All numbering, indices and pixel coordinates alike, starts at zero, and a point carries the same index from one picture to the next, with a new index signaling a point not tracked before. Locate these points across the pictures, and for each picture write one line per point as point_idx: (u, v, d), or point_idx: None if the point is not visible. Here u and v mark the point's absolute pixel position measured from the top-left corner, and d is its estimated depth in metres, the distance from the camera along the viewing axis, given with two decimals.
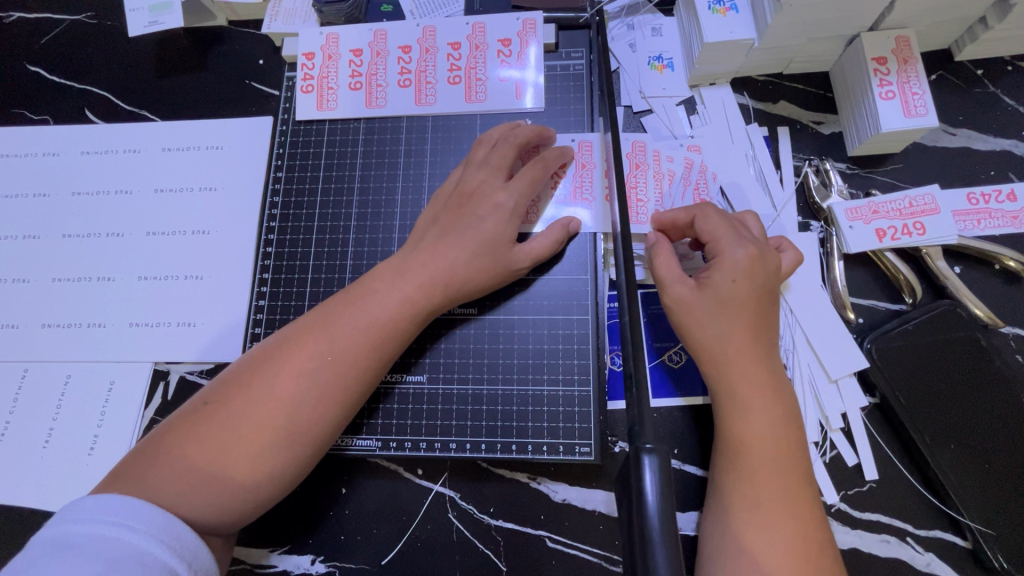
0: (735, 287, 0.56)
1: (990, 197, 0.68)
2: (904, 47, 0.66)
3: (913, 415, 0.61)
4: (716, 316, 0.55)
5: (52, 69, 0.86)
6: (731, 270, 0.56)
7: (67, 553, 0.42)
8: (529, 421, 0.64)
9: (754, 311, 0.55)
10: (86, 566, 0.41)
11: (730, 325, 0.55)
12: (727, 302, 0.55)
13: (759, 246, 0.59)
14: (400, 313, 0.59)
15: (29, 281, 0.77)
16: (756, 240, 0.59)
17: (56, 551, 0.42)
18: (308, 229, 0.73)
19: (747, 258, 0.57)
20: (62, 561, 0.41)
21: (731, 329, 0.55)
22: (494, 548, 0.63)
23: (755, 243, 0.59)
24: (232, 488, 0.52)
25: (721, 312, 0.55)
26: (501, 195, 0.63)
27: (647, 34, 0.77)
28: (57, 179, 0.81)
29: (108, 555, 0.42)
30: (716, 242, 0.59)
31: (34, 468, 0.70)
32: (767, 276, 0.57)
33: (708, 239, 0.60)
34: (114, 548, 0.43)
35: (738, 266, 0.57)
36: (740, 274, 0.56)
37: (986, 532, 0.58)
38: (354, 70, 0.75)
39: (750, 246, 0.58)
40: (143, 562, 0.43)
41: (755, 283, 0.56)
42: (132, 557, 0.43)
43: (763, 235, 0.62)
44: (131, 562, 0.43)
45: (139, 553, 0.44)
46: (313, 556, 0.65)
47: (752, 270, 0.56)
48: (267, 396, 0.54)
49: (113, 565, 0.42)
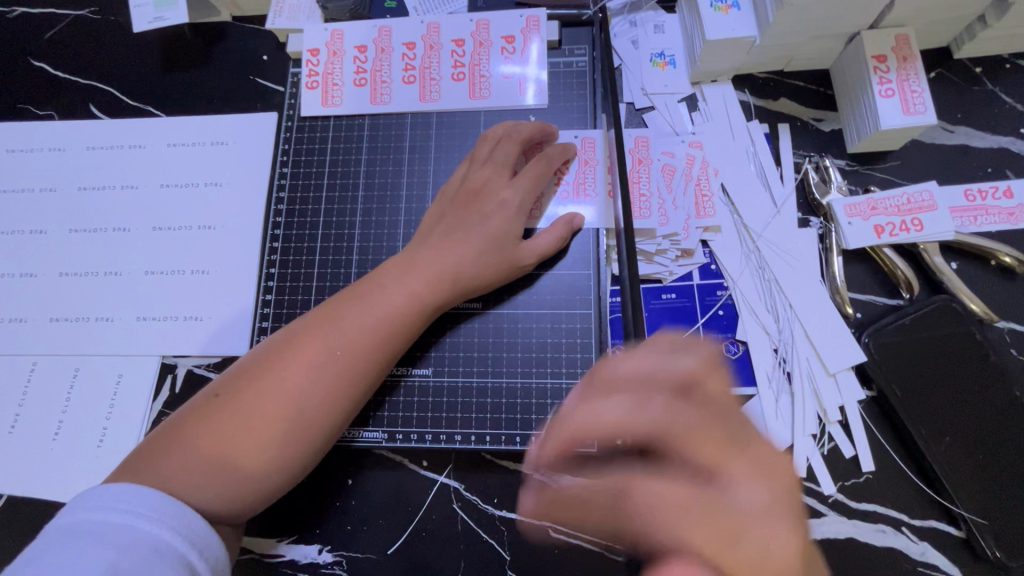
0: (726, 448, 0.38)
1: (987, 194, 0.69)
2: (904, 45, 0.67)
3: (909, 407, 0.62)
4: (739, 513, 0.36)
5: (57, 64, 0.86)
6: (705, 433, 0.38)
7: (80, 541, 0.43)
8: (533, 414, 0.65)
9: (720, 437, 0.38)
10: (100, 553, 0.42)
11: (761, 490, 0.37)
12: (728, 464, 0.37)
13: (716, 365, 0.42)
14: (407, 308, 0.60)
15: (37, 275, 0.78)
16: (717, 379, 0.42)
17: (73, 538, 0.43)
18: (314, 225, 0.74)
19: (710, 387, 0.41)
20: (77, 549, 0.43)
21: (757, 492, 0.37)
22: (498, 538, 0.65)
23: (707, 363, 0.42)
24: (244, 477, 0.53)
25: (736, 489, 0.37)
26: (507, 193, 0.64)
27: (649, 31, 0.78)
28: (63, 174, 0.81)
29: (121, 542, 0.43)
30: (676, 405, 0.39)
31: (44, 460, 0.71)
32: (723, 403, 0.40)
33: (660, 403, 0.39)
34: (126, 534, 0.44)
35: (708, 419, 0.39)
36: (721, 424, 0.39)
37: (978, 521, 0.59)
38: (358, 66, 0.75)
39: (710, 371, 0.42)
40: (155, 548, 0.44)
41: (734, 421, 0.40)
42: (144, 543, 0.44)
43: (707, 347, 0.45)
44: (144, 548, 0.44)
45: (151, 539, 0.45)
46: (320, 546, 0.66)
47: (715, 388, 0.41)
48: (276, 389, 0.55)
49: (126, 551, 0.43)
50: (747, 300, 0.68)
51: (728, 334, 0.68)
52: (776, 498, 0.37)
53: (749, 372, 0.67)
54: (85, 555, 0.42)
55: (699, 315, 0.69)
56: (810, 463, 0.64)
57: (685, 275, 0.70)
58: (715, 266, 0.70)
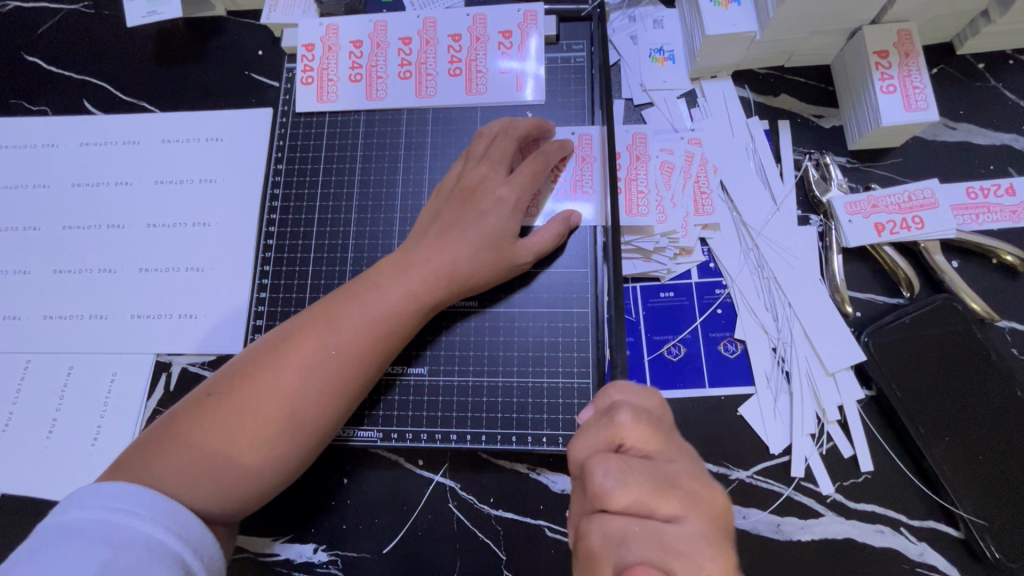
0: (659, 491, 0.38)
1: (989, 191, 0.68)
2: (906, 40, 0.66)
3: (908, 407, 0.61)
4: (675, 550, 0.36)
5: (50, 60, 0.85)
6: (644, 484, 0.39)
7: (72, 540, 0.42)
8: (529, 414, 0.64)
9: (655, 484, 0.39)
10: (92, 552, 0.42)
11: (690, 519, 0.38)
12: (661, 503, 0.38)
13: (644, 413, 0.42)
14: (403, 307, 0.59)
15: (30, 272, 0.77)
16: (639, 430, 0.41)
17: (64, 537, 0.43)
18: (308, 222, 0.73)
19: (642, 438, 0.41)
20: (68, 548, 0.42)
21: (687, 521, 0.38)
22: (494, 537, 0.64)
23: (638, 413, 0.42)
24: (238, 477, 0.53)
25: (670, 523, 0.38)
26: (503, 190, 0.63)
27: (648, 26, 0.77)
28: (56, 170, 0.81)
29: (114, 540, 0.43)
30: (620, 463, 0.39)
31: (38, 459, 0.71)
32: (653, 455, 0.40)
33: (605, 463, 0.39)
34: (119, 533, 0.44)
35: (646, 469, 0.39)
36: (657, 472, 0.39)
37: (979, 523, 0.58)
38: (354, 61, 0.75)
39: (640, 421, 0.41)
40: (149, 547, 0.44)
41: (664, 463, 0.40)
42: (138, 542, 0.44)
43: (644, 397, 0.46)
44: (137, 547, 0.43)
45: (145, 538, 0.44)
46: (315, 545, 0.66)
47: (647, 438, 0.41)
48: (271, 388, 0.54)
49: (120, 550, 0.42)
50: (746, 299, 0.68)
51: (727, 332, 0.67)
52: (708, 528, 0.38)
53: (747, 371, 0.66)
54: (76, 554, 0.42)
55: (697, 313, 0.68)
56: (808, 463, 0.63)
57: (684, 273, 0.70)
58: (714, 264, 0.70)
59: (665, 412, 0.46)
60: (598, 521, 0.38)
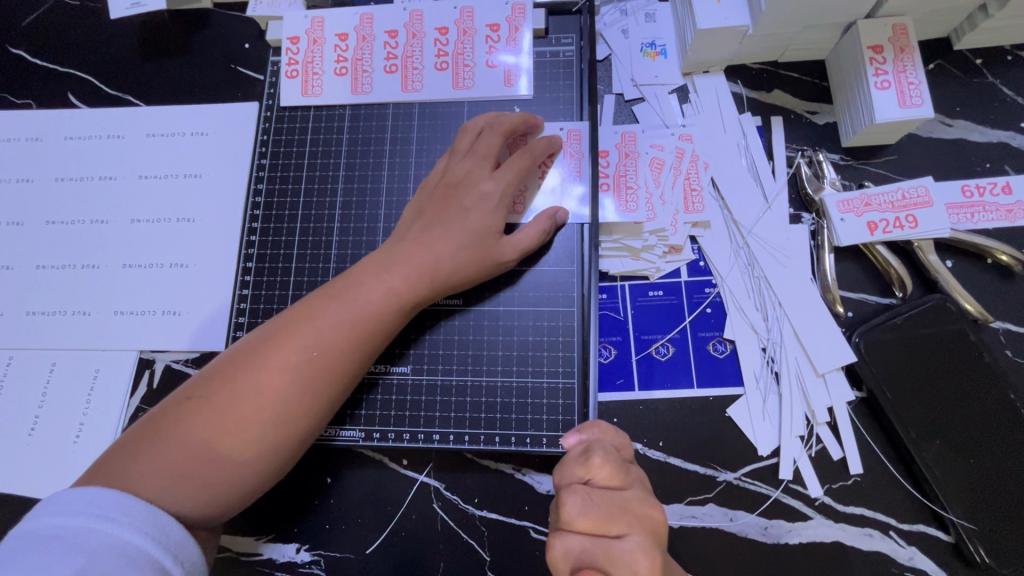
0: (612, 516, 0.43)
1: (984, 190, 0.67)
2: (901, 35, 0.65)
3: (899, 409, 0.61)
4: (618, 562, 0.42)
5: (34, 52, 0.84)
6: (603, 512, 0.43)
7: (46, 546, 0.42)
8: (514, 414, 0.63)
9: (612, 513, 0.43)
10: (66, 559, 0.41)
11: (633, 536, 0.43)
12: (612, 525, 0.43)
13: (612, 453, 0.47)
14: (386, 306, 0.58)
15: (13, 268, 0.77)
16: (605, 468, 0.46)
17: (35, 543, 0.42)
18: (292, 218, 0.72)
19: (607, 475, 0.45)
20: (41, 554, 0.41)
21: (632, 538, 0.43)
22: (478, 539, 0.64)
23: (607, 454, 0.47)
24: (221, 479, 0.52)
25: (617, 540, 0.43)
26: (488, 185, 0.62)
27: (640, 20, 0.76)
28: (40, 164, 0.80)
29: (88, 547, 0.42)
30: (584, 493, 0.44)
31: (20, 456, 0.70)
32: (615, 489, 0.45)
33: (573, 494, 0.44)
34: (94, 539, 0.43)
35: (606, 498, 0.44)
36: (615, 501, 0.44)
37: (969, 527, 0.58)
38: (340, 55, 0.73)
39: (607, 459, 0.46)
40: (125, 552, 0.43)
41: (624, 494, 0.45)
42: (115, 547, 0.43)
43: (615, 439, 0.51)
44: (113, 553, 0.42)
45: (121, 543, 0.43)
46: (298, 545, 0.65)
47: (612, 474, 0.46)
48: (252, 390, 0.53)
49: (95, 555, 0.42)
50: (736, 298, 0.67)
51: (716, 332, 0.66)
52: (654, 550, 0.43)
53: (736, 372, 0.65)
54: (49, 560, 0.41)
55: (687, 312, 0.67)
56: (797, 466, 0.62)
57: (673, 272, 0.68)
58: (703, 263, 0.68)
59: (630, 452, 0.52)
60: (560, 537, 0.43)
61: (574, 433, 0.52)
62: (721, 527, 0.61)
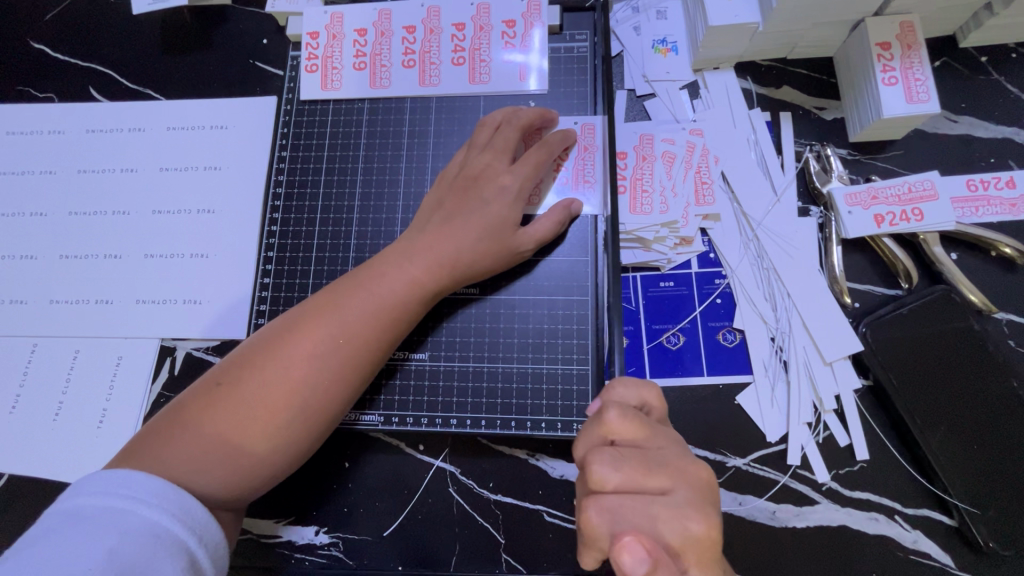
0: (650, 472, 0.44)
1: (989, 184, 0.68)
2: (909, 32, 0.66)
3: (905, 397, 0.62)
4: (664, 518, 0.43)
5: (56, 47, 0.86)
6: (635, 469, 0.44)
7: (83, 524, 0.43)
8: (529, 399, 0.65)
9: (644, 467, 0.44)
10: (102, 538, 0.43)
11: (675, 492, 0.44)
12: (650, 480, 0.44)
13: (632, 410, 0.47)
14: (407, 296, 0.60)
15: (37, 258, 0.78)
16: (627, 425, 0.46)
17: (72, 522, 0.44)
18: (312, 209, 0.74)
19: (631, 431, 0.46)
20: (77, 532, 0.43)
21: (675, 493, 0.44)
22: (494, 521, 0.65)
23: (626, 410, 0.47)
24: (251, 463, 0.54)
25: (660, 497, 0.44)
26: (507, 178, 0.64)
27: (652, 17, 0.77)
28: (63, 156, 0.81)
29: (121, 527, 0.44)
30: (613, 453, 0.45)
31: (45, 440, 0.72)
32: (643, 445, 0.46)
33: (604, 455, 0.44)
34: (125, 521, 0.44)
35: (636, 455, 0.45)
36: (647, 457, 0.45)
37: (972, 511, 0.59)
38: (358, 50, 0.75)
39: (627, 413, 0.46)
40: (155, 534, 0.45)
41: (654, 450, 0.46)
42: (145, 529, 0.44)
43: (639, 392, 0.49)
44: (144, 535, 0.44)
45: (151, 526, 0.45)
46: (317, 527, 0.67)
47: (637, 430, 0.46)
48: (279, 377, 0.55)
49: (127, 537, 0.43)
50: (745, 289, 0.68)
51: (725, 322, 0.68)
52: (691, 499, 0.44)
53: (745, 361, 0.67)
54: (84, 539, 0.42)
55: (697, 303, 0.69)
56: (804, 452, 0.64)
57: (683, 263, 0.70)
58: (713, 255, 0.70)
59: (661, 407, 0.50)
60: (596, 501, 0.43)
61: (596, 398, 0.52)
62: (731, 511, 0.62)
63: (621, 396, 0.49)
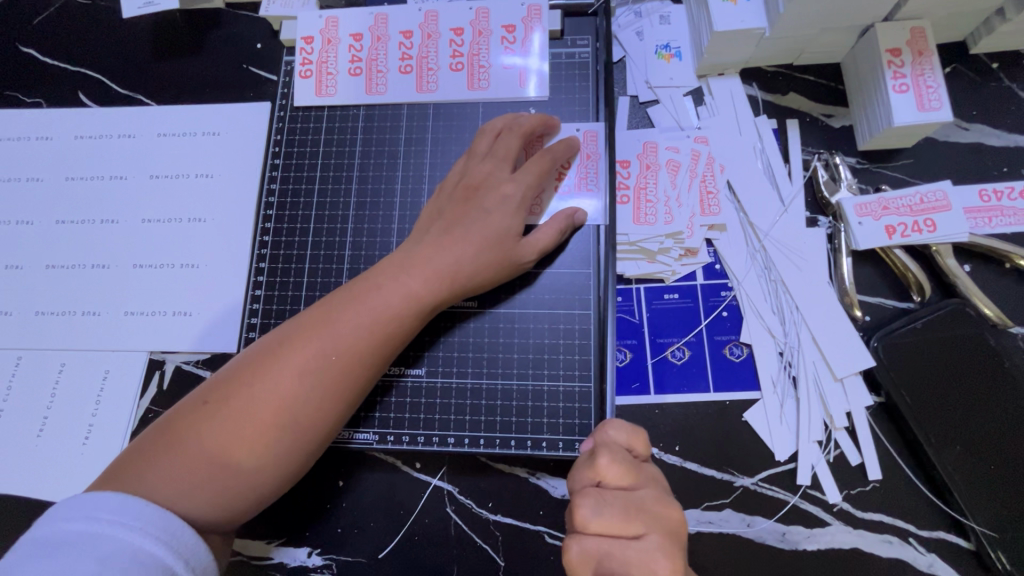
0: (628, 517, 0.43)
1: (1002, 194, 0.67)
2: (919, 38, 0.64)
3: (918, 415, 0.60)
4: (636, 563, 0.41)
5: (45, 50, 0.84)
6: (616, 514, 0.43)
7: (58, 553, 0.41)
8: (529, 417, 0.63)
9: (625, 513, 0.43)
10: (80, 565, 0.40)
11: (650, 537, 0.42)
12: (629, 526, 0.43)
13: (621, 454, 0.46)
14: (404, 310, 0.58)
15: (23, 267, 0.76)
16: (614, 470, 0.45)
17: (47, 551, 0.41)
18: (305, 218, 0.72)
19: (620, 476, 0.45)
20: (53, 561, 0.40)
21: (650, 537, 0.42)
22: (493, 543, 0.63)
23: (615, 453, 0.46)
24: (240, 485, 0.52)
25: (636, 541, 0.42)
26: (509, 187, 0.62)
27: (655, 22, 0.76)
28: (51, 163, 0.79)
29: (101, 552, 0.41)
30: (596, 496, 0.44)
31: (29, 458, 0.69)
32: (628, 489, 0.45)
33: (588, 499, 0.44)
34: (106, 546, 0.42)
35: (620, 499, 0.44)
36: (630, 501, 0.44)
37: (989, 534, 0.57)
38: (354, 55, 0.73)
39: (615, 454, 0.46)
40: (138, 557, 0.42)
41: (638, 494, 0.45)
42: (127, 553, 0.42)
43: (630, 436, 0.49)
44: (126, 559, 0.41)
45: (134, 549, 0.42)
46: (309, 549, 0.64)
47: (623, 474, 0.45)
48: (269, 395, 0.53)
49: (107, 562, 0.41)
50: (752, 301, 0.66)
51: (731, 336, 0.66)
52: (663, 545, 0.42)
53: (753, 376, 0.64)
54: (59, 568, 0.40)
55: (702, 316, 0.67)
56: (815, 471, 0.61)
57: (688, 275, 0.68)
58: (719, 266, 0.68)
59: (646, 449, 0.50)
60: (575, 541, 0.43)
61: (590, 438, 0.52)
62: (739, 533, 0.60)
63: (612, 437, 0.49)
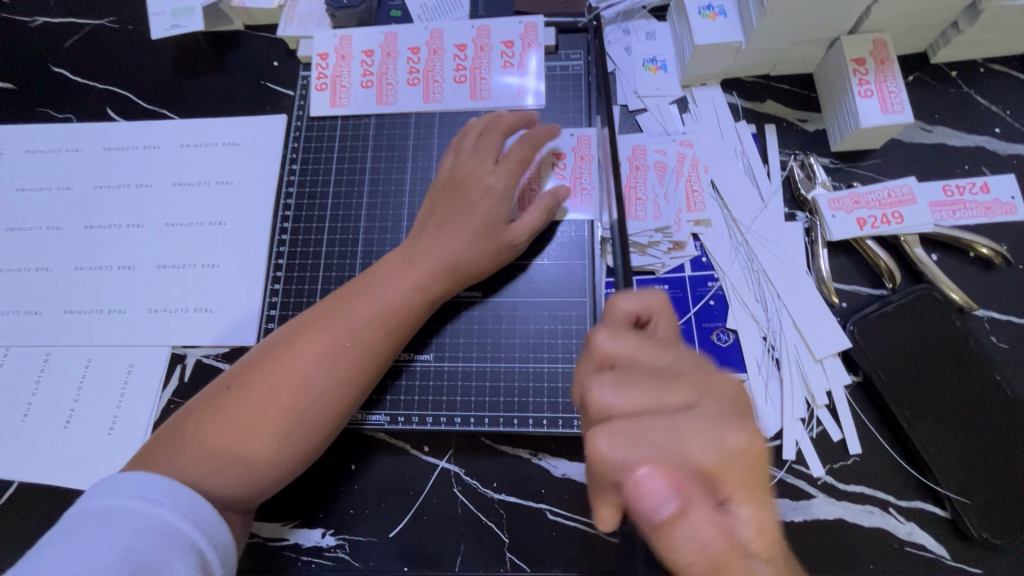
0: (657, 385, 0.42)
1: (964, 189, 0.72)
2: (881, 49, 0.71)
3: (893, 392, 0.64)
4: (687, 430, 0.39)
5: (75, 70, 0.90)
6: (641, 386, 0.42)
7: (95, 525, 0.45)
8: (530, 397, 0.67)
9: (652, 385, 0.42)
10: (117, 537, 0.44)
11: (689, 398, 0.41)
12: (663, 397, 0.41)
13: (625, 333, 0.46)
14: (411, 298, 0.63)
15: (52, 270, 0.81)
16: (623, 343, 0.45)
17: (86, 524, 0.45)
18: (321, 217, 0.77)
19: (628, 348, 0.44)
20: (91, 533, 0.44)
21: (693, 403, 0.41)
22: (498, 520, 0.67)
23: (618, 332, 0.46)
24: (263, 461, 0.56)
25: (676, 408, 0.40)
26: (492, 177, 0.67)
27: (641, 38, 0.82)
28: (80, 173, 0.85)
29: (133, 527, 0.45)
30: (614, 376, 0.42)
31: (56, 448, 0.73)
32: (648, 362, 0.44)
33: (603, 382, 0.42)
34: (138, 520, 0.46)
35: (642, 374, 0.42)
36: (648, 370, 0.43)
37: (963, 502, 0.61)
38: (365, 70, 0.79)
39: (622, 338, 0.45)
40: (166, 533, 0.46)
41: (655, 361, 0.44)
42: (155, 530, 0.45)
43: (637, 307, 0.49)
44: (155, 535, 0.45)
45: (162, 526, 0.46)
46: (323, 529, 0.68)
47: (632, 346, 0.45)
48: (288, 378, 0.57)
49: (139, 535, 0.44)
50: (737, 290, 0.71)
51: (718, 323, 0.71)
52: (709, 411, 0.40)
53: (738, 359, 0.69)
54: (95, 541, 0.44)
55: (691, 304, 0.71)
56: (799, 447, 0.66)
57: (677, 267, 0.73)
58: (706, 259, 0.73)
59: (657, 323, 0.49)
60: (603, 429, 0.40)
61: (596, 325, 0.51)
62: None
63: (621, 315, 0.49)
